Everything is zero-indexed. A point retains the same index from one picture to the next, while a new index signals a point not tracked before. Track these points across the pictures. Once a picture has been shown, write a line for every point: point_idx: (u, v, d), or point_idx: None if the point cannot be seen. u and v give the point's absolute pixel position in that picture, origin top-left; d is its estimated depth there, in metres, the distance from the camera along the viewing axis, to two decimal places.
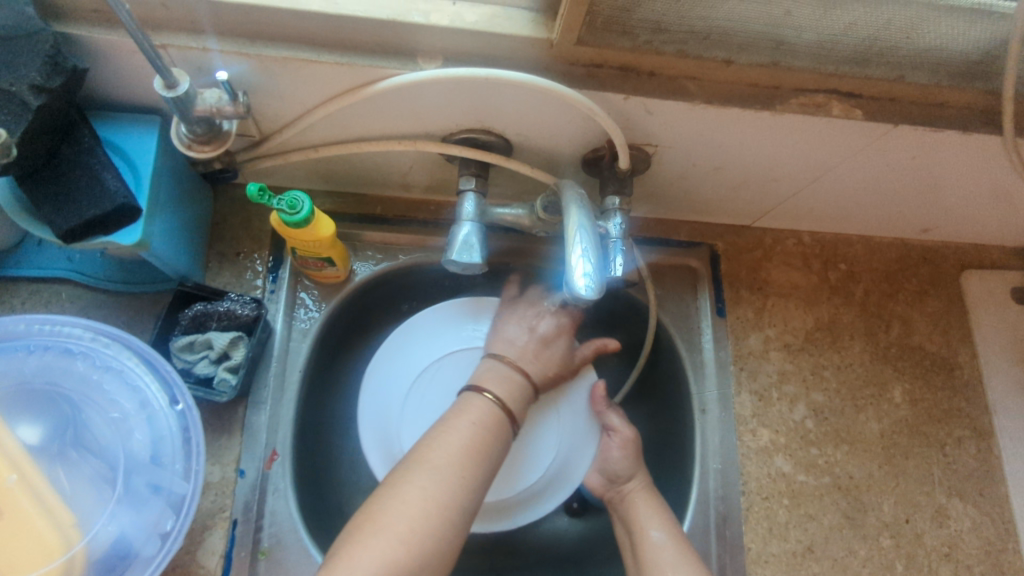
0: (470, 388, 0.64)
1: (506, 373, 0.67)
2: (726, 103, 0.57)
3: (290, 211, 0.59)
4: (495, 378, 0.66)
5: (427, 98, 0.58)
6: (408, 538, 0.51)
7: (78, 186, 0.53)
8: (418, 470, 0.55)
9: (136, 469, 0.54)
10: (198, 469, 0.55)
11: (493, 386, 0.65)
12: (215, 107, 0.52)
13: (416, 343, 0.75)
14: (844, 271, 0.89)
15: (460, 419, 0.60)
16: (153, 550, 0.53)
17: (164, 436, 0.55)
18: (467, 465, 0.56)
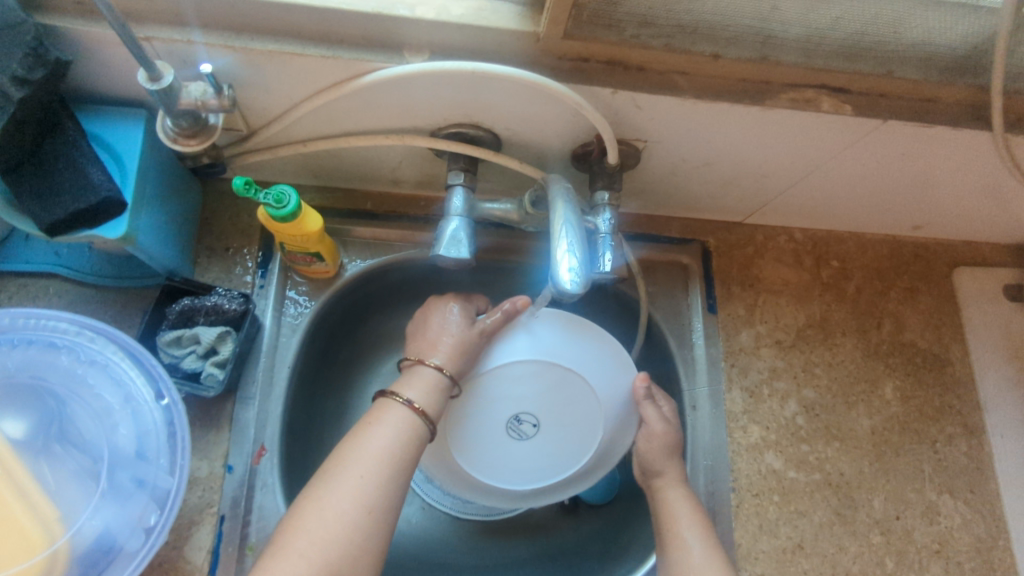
0: (382, 391, 0.61)
1: (429, 377, 0.62)
2: (716, 98, 0.57)
3: (277, 205, 0.59)
4: (416, 383, 0.62)
5: (415, 92, 0.57)
6: (320, 549, 0.50)
7: (62, 181, 0.53)
8: (319, 483, 0.54)
9: (121, 463, 0.54)
10: (183, 464, 0.54)
11: (409, 389, 0.61)
12: (200, 100, 0.52)
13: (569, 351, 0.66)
14: (835, 268, 0.89)
15: (366, 428, 0.58)
16: (138, 545, 0.53)
17: (149, 430, 0.55)
18: (381, 471, 0.55)
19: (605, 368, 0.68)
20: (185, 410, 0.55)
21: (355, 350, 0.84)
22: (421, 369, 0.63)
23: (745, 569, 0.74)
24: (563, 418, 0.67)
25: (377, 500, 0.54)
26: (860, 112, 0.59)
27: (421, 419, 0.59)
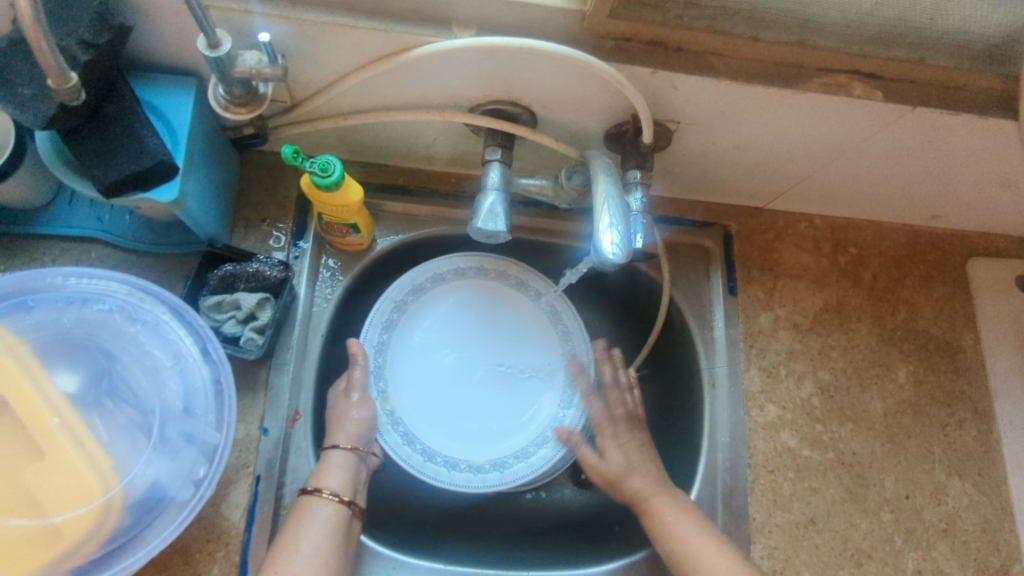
0: (305, 491, 0.65)
1: (341, 461, 0.68)
2: (751, 81, 0.59)
3: (322, 174, 0.60)
4: (330, 469, 0.67)
5: (458, 66, 0.59)
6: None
7: (119, 144, 0.54)
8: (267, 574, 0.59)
9: (170, 418, 0.56)
10: (230, 420, 0.57)
11: (329, 480, 0.66)
12: (254, 68, 0.54)
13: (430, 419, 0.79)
14: (853, 254, 0.91)
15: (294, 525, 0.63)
16: (187, 495, 0.55)
17: (196, 387, 0.57)
18: (328, 553, 0.62)
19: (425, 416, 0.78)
20: (231, 368, 0.57)
21: None
22: (329, 455, 0.68)
23: (760, 541, 0.77)
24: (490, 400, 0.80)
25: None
26: (890, 98, 0.61)
27: (346, 507, 0.65)
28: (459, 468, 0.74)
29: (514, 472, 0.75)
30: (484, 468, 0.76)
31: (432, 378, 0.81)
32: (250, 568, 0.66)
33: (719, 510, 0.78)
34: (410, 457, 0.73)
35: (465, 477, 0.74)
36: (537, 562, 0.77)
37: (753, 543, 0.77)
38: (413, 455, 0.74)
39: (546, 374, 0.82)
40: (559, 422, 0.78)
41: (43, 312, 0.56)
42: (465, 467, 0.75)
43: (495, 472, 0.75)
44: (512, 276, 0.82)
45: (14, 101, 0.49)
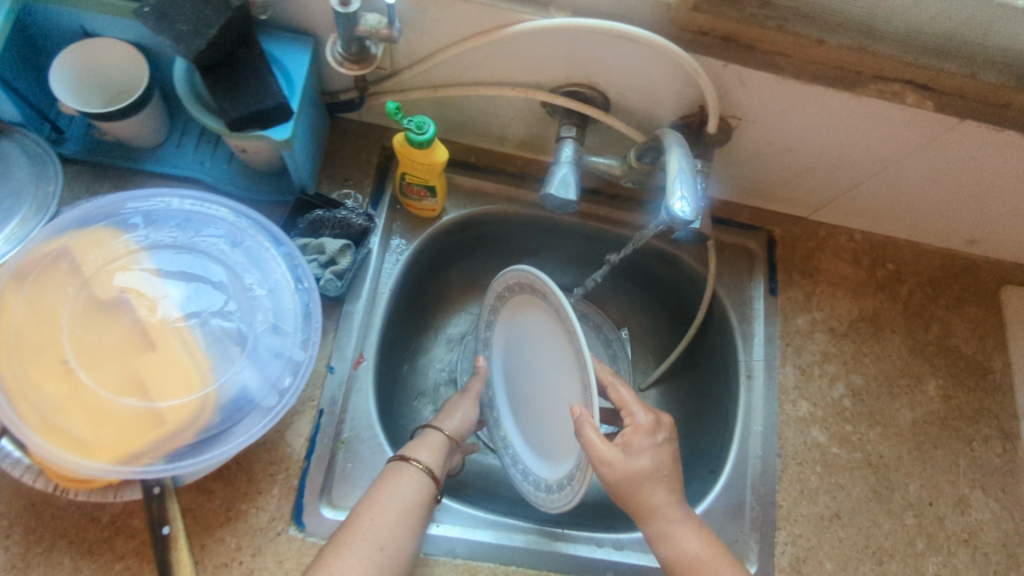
0: (398, 458, 0.69)
1: (436, 441, 0.72)
2: (813, 81, 0.65)
3: (417, 131, 0.67)
4: (426, 446, 0.71)
5: (549, 45, 0.66)
6: (379, 573, 0.60)
7: (248, 84, 0.61)
8: (349, 531, 0.62)
9: (261, 334, 0.61)
10: (316, 341, 0.62)
11: (423, 453, 0.70)
12: (373, 29, 0.60)
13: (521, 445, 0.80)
14: (891, 270, 0.95)
15: (384, 485, 0.66)
16: (272, 403, 0.60)
17: (287, 309, 0.63)
18: (412, 517, 0.64)
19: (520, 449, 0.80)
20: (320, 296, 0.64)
21: (436, 290, 0.93)
22: (429, 434, 0.72)
23: (785, 528, 0.80)
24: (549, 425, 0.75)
25: (400, 541, 0.62)
26: (940, 109, 0.66)
27: (432, 483, 0.67)
28: (543, 488, 0.74)
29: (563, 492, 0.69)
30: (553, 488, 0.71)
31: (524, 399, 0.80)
32: (307, 492, 0.71)
33: (748, 494, 0.81)
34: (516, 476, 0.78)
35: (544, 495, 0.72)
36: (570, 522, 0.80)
37: (778, 528, 0.80)
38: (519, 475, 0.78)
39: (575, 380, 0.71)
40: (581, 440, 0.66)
41: (165, 226, 0.62)
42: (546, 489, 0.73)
43: (557, 493, 0.70)
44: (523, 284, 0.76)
45: (172, 33, 0.56)
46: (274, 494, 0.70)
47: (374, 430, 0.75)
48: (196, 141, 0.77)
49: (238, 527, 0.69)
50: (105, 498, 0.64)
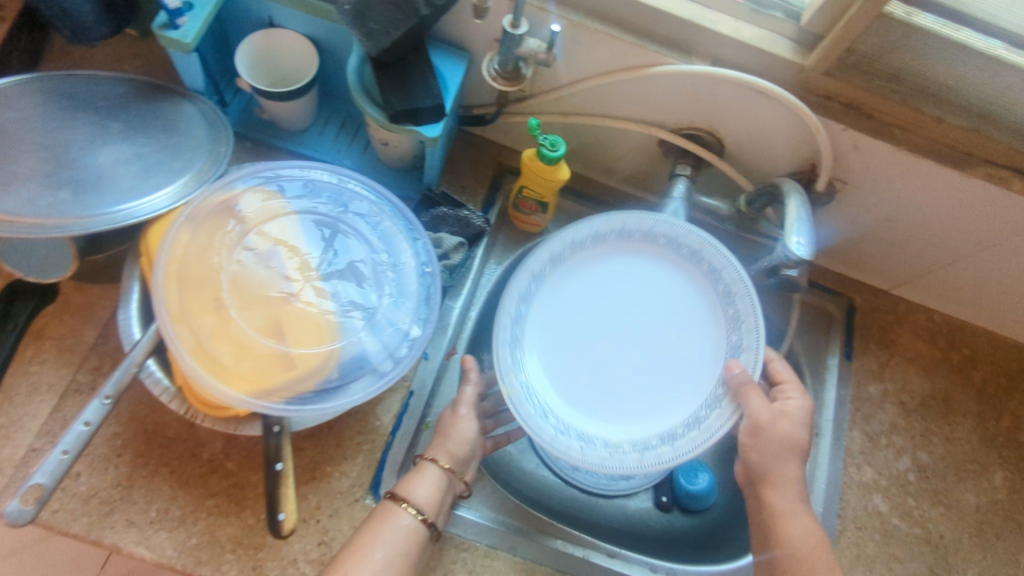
0: (390, 497, 0.67)
1: (434, 478, 0.69)
2: (925, 155, 0.69)
3: (550, 148, 0.73)
4: (421, 486, 0.68)
5: (682, 88, 0.72)
6: None
7: (412, 84, 0.69)
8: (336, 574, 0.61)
9: (385, 302, 0.66)
10: (432, 320, 0.67)
11: (416, 493, 0.67)
12: (532, 52, 0.67)
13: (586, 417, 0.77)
14: (966, 355, 0.96)
15: (372, 529, 0.64)
16: (386, 368, 0.65)
17: (410, 287, 0.68)
18: (397, 567, 0.63)
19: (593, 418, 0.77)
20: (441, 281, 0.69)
21: None
22: (425, 468, 0.70)
23: None
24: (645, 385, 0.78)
25: None
26: None
27: (426, 527, 0.66)
28: (653, 446, 0.74)
29: (654, 454, 0.73)
30: (622, 449, 0.74)
31: (571, 351, 0.80)
32: (386, 467, 0.74)
33: None
34: (540, 426, 0.73)
35: (601, 452, 0.74)
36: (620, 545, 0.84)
37: None
38: (543, 427, 0.73)
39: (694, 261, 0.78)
40: (713, 404, 0.73)
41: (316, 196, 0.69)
42: (603, 446, 0.74)
43: (637, 452, 0.74)
44: (682, 246, 0.78)
45: (363, 31, 0.64)
46: (357, 463, 0.74)
47: None
48: (337, 132, 0.85)
49: (320, 487, 0.72)
50: (226, 430, 0.68)
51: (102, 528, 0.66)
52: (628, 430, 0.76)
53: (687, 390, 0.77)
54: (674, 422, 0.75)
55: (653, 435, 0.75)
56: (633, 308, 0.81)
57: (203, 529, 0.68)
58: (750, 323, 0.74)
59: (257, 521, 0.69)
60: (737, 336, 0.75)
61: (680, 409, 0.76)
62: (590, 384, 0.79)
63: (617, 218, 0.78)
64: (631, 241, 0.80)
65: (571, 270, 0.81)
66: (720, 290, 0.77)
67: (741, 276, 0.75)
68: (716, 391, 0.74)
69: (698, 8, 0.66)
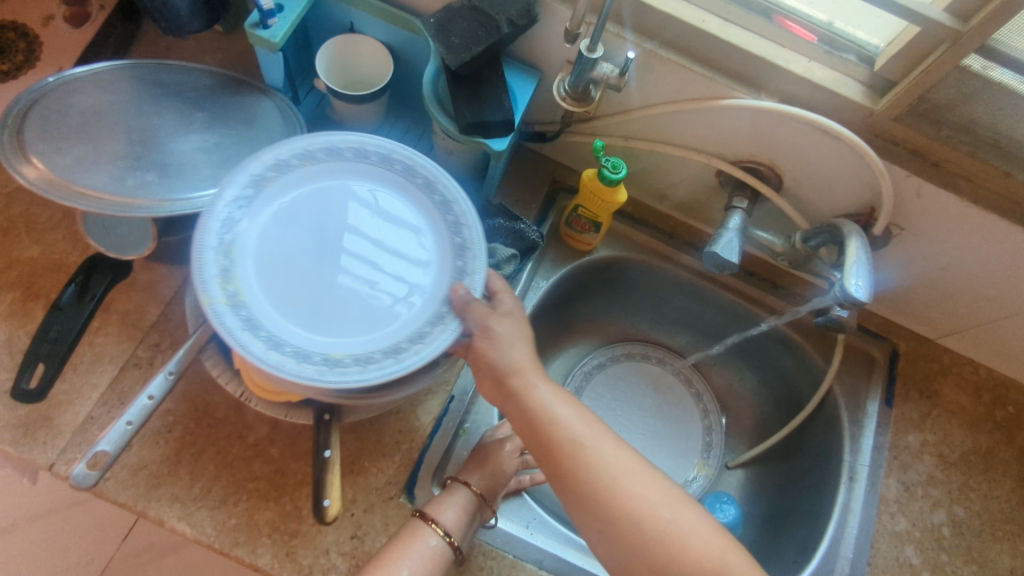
0: (421, 516, 0.68)
1: (464, 502, 0.70)
2: (987, 208, 0.70)
3: (611, 170, 0.74)
4: (451, 507, 0.69)
5: (747, 122, 0.73)
6: None
7: (485, 98, 0.71)
8: None
9: (217, 262, 0.61)
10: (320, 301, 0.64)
11: (447, 515, 0.69)
12: (604, 76, 0.69)
13: (332, 343, 0.63)
14: (1011, 413, 0.94)
15: (401, 548, 0.65)
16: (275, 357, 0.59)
17: (234, 232, 0.63)
18: None
19: (333, 346, 0.63)
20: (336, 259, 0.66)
21: (563, 318, 1.03)
22: (457, 491, 0.71)
23: None
24: (331, 297, 0.65)
25: None
26: None
27: (451, 549, 0.68)
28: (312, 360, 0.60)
29: (369, 370, 0.61)
30: (344, 363, 0.62)
31: (280, 257, 0.64)
32: (423, 467, 0.76)
33: None
34: (251, 342, 0.59)
35: (354, 377, 0.60)
36: None
37: None
38: (287, 357, 0.60)
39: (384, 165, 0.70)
40: (438, 319, 0.64)
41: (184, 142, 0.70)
42: (319, 361, 0.61)
43: (359, 367, 0.61)
44: (439, 193, 0.70)
45: (445, 44, 0.66)
46: (395, 460, 0.75)
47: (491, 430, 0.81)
48: (401, 136, 0.88)
49: (357, 481, 0.73)
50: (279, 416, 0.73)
51: (148, 500, 0.68)
52: (343, 342, 0.63)
53: (398, 303, 0.66)
54: (396, 334, 0.64)
55: (381, 347, 0.63)
56: (389, 238, 0.68)
57: (242, 511, 0.70)
58: (465, 233, 0.68)
59: (294, 508, 0.71)
60: (458, 262, 0.68)
61: (398, 322, 0.65)
62: (322, 313, 0.64)
63: (374, 142, 0.70)
64: (410, 183, 0.70)
65: (298, 181, 0.67)
66: (454, 242, 0.68)
67: (482, 240, 0.68)
68: (427, 305, 0.66)
69: (773, 46, 0.67)
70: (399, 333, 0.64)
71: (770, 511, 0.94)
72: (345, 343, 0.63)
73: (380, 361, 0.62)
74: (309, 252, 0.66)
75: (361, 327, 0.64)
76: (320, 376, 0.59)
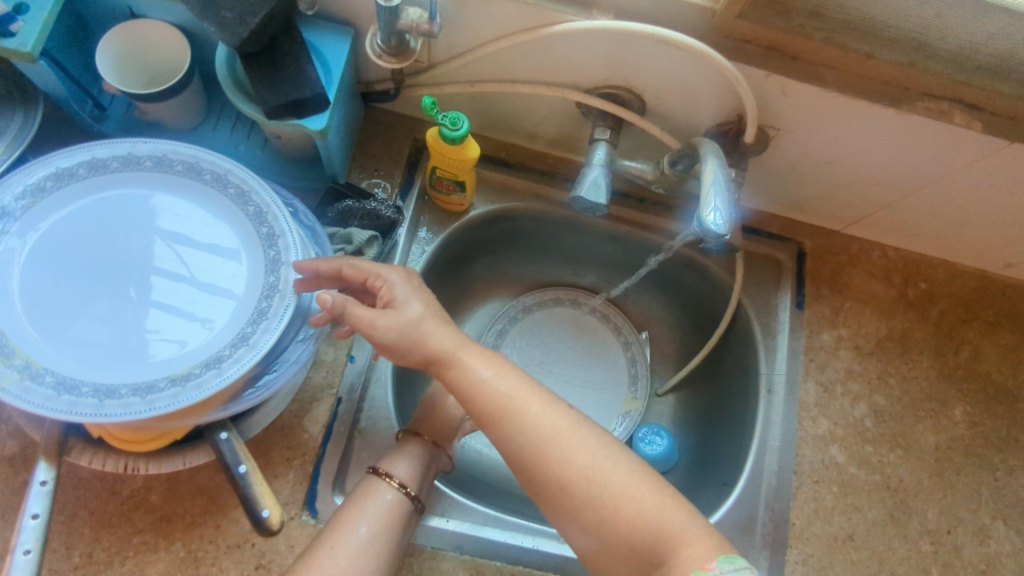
0: (373, 472, 0.67)
1: (416, 452, 0.70)
2: (857, 95, 0.64)
3: (451, 128, 0.67)
4: (400, 458, 0.69)
5: (588, 46, 0.65)
6: None
7: (287, 72, 0.62)
8: (322, 554, 0.60)
9: None
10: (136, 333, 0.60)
11: (398, 468, 0.68)
12: (414, 24, 0.60)
13: (174, 362, 0.59)
14: (922, 289, 0.93)
15: (357, 505, 0.64)
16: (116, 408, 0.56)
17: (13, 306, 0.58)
18: (383, 541, 0.62)
19: (174, 364, 0.59)
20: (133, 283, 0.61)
21: (460, 283, 0.96)
22: (407, 444, 0.71)
23: (796, 546, 0.79)
24: (144, 322, 0.60)
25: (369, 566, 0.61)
26: (989, 131, 0.65)
27: (409, 499, 0.66)
28: (157, 387, 0.57)
29: (226, 368, 0.59)
30: (194, 374, 0.58)
31: (66, 307, 0.59)
32: (321, 479, 0.72)
33: (761, 508, 0.81)
34: (80, 404, 0.56)
35: (214, 383, 0.58)
36: None
37: (790, 546, 0.79)
38: (129, 399, 0.57)
39: (143, 171, 0.65)
40: (272, 291, 0.62)
41: None
42: (167, 385, 0.58)
43: (215, 371, 0.59)
44: (206, 172, 0.65)
45: (217, 20, 0.57)
46: (289, 479, 0.71)
47: (390, 422, 0.76)
48: (231, 127, 0.78)
49: None
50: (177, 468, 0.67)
51: None
52: (182, 356, 0.59)
53: (222, 293, 0.62)
54: (237, 323, 0.61)
55: (225, 342, 0.60)
56: (175, 239, 0.64)
57: (131, 568, 0.66)
58: (259, 198, 0.65)
59: (188, 552, 0.67)
60: (265, 227, 0.65)
61: (230, 313, 0.61)
62: (139, 337, 0.60)
63: (108, 149, 0.64)
64: (170, 173, 0.65)
65: (44, 219, 0.61)
66: (249, 212, 0.65)
67: (274, 199, 0.66)
68: (256, 280, 0.63)
69: None
70: (240, 319, 0.61)
71: (700, 434, 0.93)
72: (183, 354, 0.60)
73: (234, 354, 0.59)
74: (105, 288, 0.61)
75: (195, 334, 0.60)
76: (179, 400, 0.57)
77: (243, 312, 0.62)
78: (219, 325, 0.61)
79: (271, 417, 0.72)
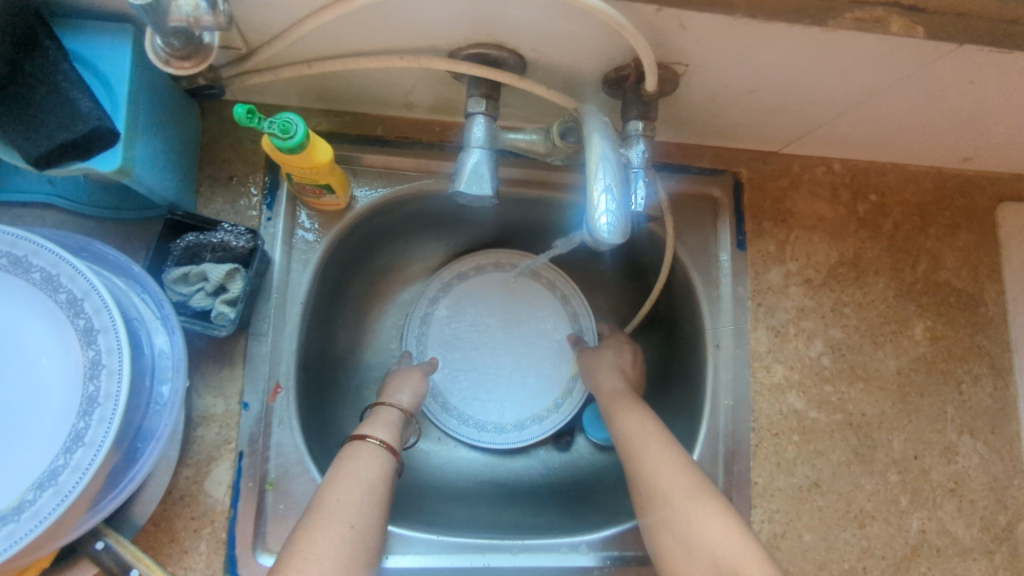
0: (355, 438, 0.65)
1: (393, 414, 0.70)
2: (772, 18, 0.51)
3: (282, 136, 0.54)
4: (382, 425, 0.68)
5: (432, 5, 0.51)
6: (352, 555, 0.54)
7: (46, 108, 0.48)
8: (326, 509, 0.56)
9: None
10: None
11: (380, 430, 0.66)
12: (192, 17, 0.45)
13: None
14: (874, 202, 0.83)
15: (349, 463, 0.61)
16: None
17: None
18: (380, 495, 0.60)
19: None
20: None
21: (367, 276, 0.85)
22: (383, 410, 0.70)
23: (761, 506, 0.75)
24: None
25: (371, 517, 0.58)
26: (933, 35, 0.53)
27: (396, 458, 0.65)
28: None
29: (65, 483, 0.46)
30: (28, 501, 0.47)
31: None
32: (238, 543, 0.65)
33: (720, 472, 0.76)
34: None
35: (55, 504, 0.46)
36: (518, 525, 0.77)
37: (755, 507, 0.75)
38: None
39: None
40: (94, 369, 0.49)
41: None
42: None
43: (53, 490, 0.46)
44: None
45: None
46: (201, 551, 0.64)
47: (305, 465, 0.69)
48: None
49: None
50: None
51: None
52: (6, 483, 0.47)
53: (39, 392, 0.49)
54: (65, 422, 0.48)
55: (56, 452, 0.48)
56: None
57: None
58: (45, 256, 0.50)
59: None
60: (62, 293, 0.50)
61: (57, 412, 0.49)
62: None
63: None
64: None
65: None
66: (35, 280, 0.50)
67: (61, 253, 0.50)
68: (70, 361, 0.49)
69: None
70: (70, 416, 0.49)
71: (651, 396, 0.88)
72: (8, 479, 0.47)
73: (72, 460, 0.47)
74: None
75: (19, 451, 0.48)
76: (16, 541, 0.45)
77: (69, 407, 0.49)
78: (47, 432, 0.49)
79: (164, 487, 0.64)
